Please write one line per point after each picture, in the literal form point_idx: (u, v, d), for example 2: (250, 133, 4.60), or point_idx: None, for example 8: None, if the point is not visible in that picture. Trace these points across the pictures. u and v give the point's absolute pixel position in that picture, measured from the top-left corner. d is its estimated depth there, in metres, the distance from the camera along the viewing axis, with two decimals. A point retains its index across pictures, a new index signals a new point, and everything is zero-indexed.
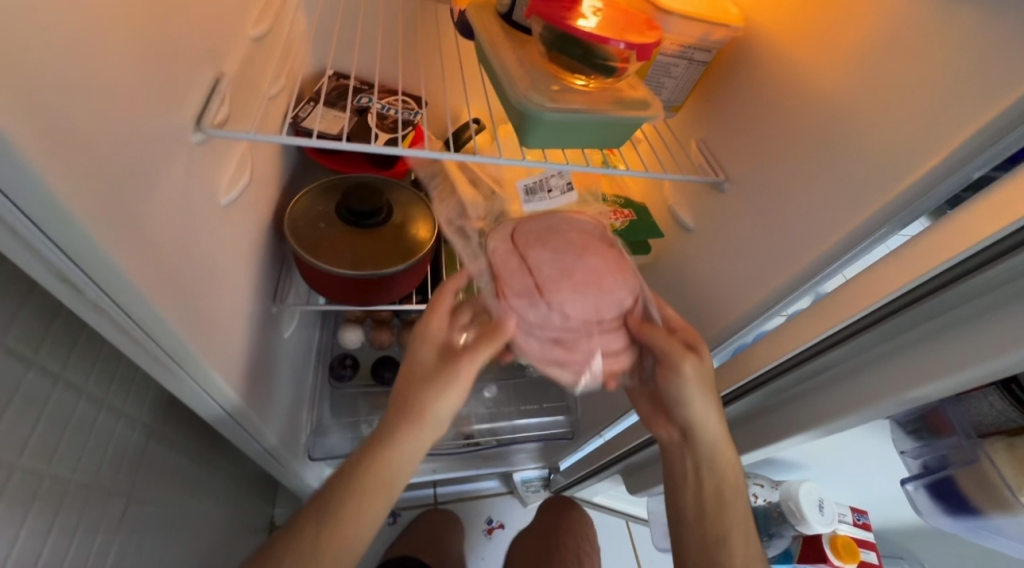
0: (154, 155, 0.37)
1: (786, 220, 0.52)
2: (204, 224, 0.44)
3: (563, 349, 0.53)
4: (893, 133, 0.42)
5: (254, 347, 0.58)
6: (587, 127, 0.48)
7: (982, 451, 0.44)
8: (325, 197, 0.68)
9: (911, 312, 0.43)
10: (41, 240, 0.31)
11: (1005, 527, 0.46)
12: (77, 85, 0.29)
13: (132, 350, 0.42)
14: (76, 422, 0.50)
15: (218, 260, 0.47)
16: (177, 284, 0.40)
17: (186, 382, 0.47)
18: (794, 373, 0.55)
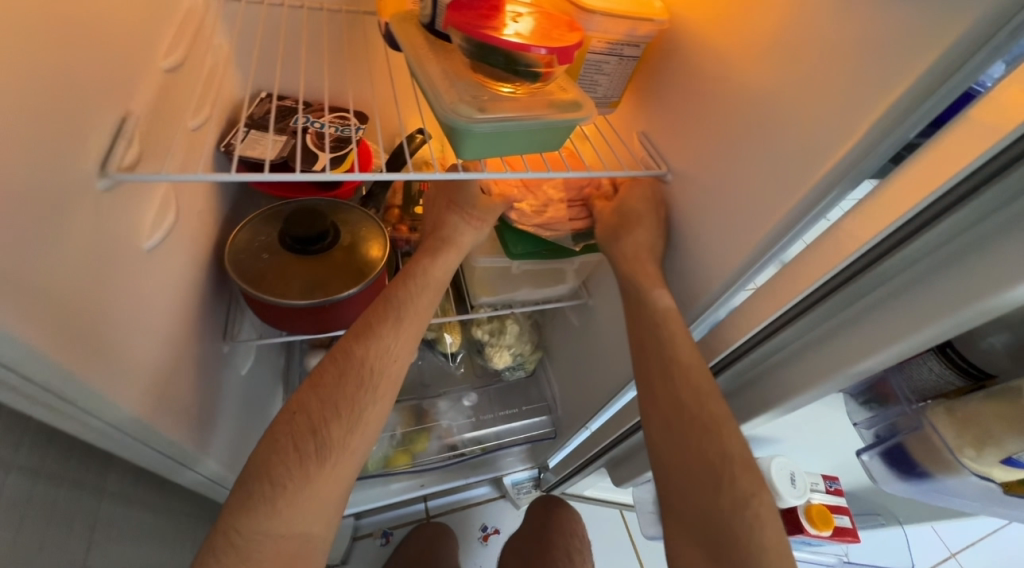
0: (50, 205, 0.34)
1: (728, 206, 0.53)
2: (119, 273, 0.42)
3: (537, 217, 0.68)
4: (814, 117, 0.43)
5: (193, 385, 0.54)
6: (520, 133, 0.47)
7: (926, 418, 0.46)
8: (267, 226, 0.65)
9: (872, 273, 0.43)
10: None
11: (953, 487, 0.48)
12: None
13: (46, 415, 0.39)
14: (10, 497, 0.46)
15: (140, 304, 0.44)
16: (83, 334, 0.37)
17: (93, 428, 0.42)
18: (762, 347, 0.55)
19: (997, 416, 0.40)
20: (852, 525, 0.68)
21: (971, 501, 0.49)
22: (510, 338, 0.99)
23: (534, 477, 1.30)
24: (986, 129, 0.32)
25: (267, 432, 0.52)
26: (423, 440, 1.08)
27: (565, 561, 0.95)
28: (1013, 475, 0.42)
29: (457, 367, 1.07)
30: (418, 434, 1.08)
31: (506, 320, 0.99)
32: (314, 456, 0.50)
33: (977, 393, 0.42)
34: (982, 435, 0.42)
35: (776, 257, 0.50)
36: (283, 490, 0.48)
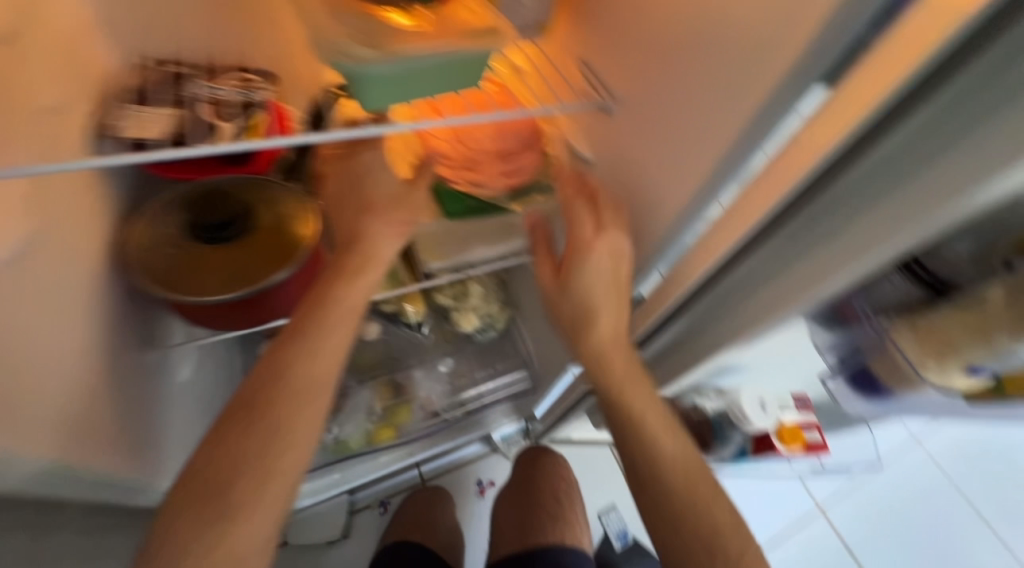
0: None
1: (675, 135, 0.49)
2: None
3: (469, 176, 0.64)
4: (759, 14, 0.37)
5: (106, 408, 0.50)
6: (427, 73, 0.40)
7: (887, 336, 0.46)
8: (171, 213, 0.57)
9: (827, 191, 0.40)
10: None
11: (912, 395, 0.50)
12: None
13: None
14: None
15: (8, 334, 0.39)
16: None
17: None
18: (721, 279, 0.53)
19: (962, 329, 0.40)
20: (823, 438, 0.72)
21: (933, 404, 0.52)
22: (475, 298, 0.97)
23: (522, 429, 1.31)
24: (952, 8, 0.28)
25: (210, 451, 0.50)
26: (404, 412, 1.07)
27: (553, 503, 0.97)
28: (966, 382, 0.45)
29: (427, 337, 1.01)
30: (399, 406, 1.07)
31: (472, 283, 0.96)
32: (260, 464, 0.50)
33: (941, 304, 0.42)
34: (942, 349, 0.42)
35: (727, 184, 0.47)
36: (235, 506, 0.48)
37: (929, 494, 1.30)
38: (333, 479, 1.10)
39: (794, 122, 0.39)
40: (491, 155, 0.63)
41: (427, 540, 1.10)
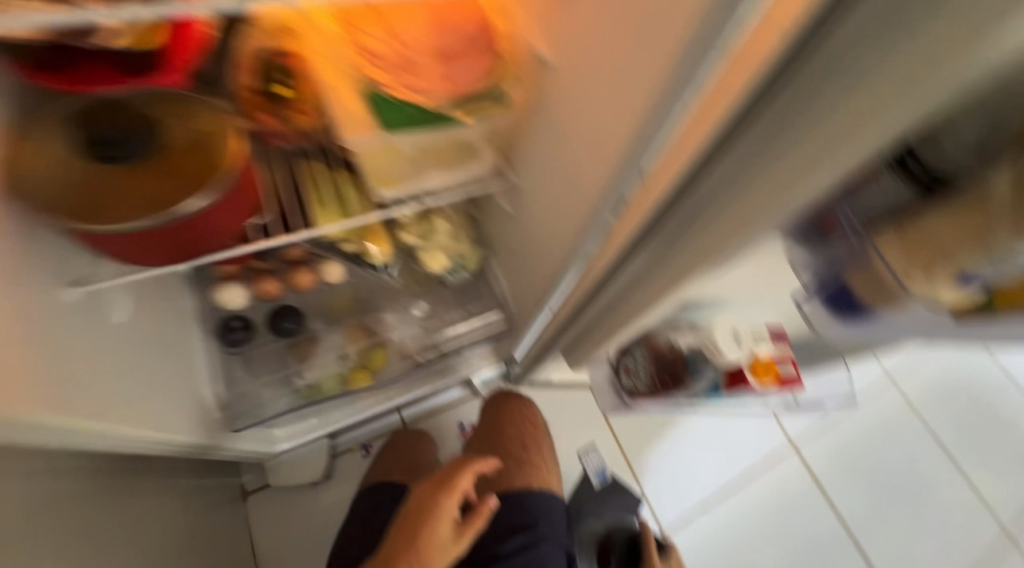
0: None
1: (626, 46, 0.41)
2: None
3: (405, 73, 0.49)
4: None
5: (55, 354, 0.48)
6: None
7: (870, 248, 0.42)
8: (57, 129, 0.48)
9: (774, 106, 0.33)
10: None
11: (906, 314, 0.45)
12: None
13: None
14: None
15: None
16: None
17: None
18: (680, 209, 0.46)
19: (954, 232, 0.36)
20: (796, 372, 0.72)
21: (909, 332, 0.49)
22: (441, 238, 0.90)
23: (502, 372, 1.32)
24: None
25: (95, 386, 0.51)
26: (382, 356, 1.03)
27: (519, 448, 0.99)
28: (956, 295, 0.39)
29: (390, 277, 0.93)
30: (375, 351, 1.01)
31: (437, 218, 0.90)
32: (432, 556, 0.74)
33: (937, 207, 0.37)
34: (936, 255, 0.37)
35: (710, 50, 0.34)
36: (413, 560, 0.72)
37: (866, 415, 1.46)
38: (311, 425, 1.09)
39: (749, 11, 0.31)
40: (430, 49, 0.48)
41: (410, 477, 1.09)
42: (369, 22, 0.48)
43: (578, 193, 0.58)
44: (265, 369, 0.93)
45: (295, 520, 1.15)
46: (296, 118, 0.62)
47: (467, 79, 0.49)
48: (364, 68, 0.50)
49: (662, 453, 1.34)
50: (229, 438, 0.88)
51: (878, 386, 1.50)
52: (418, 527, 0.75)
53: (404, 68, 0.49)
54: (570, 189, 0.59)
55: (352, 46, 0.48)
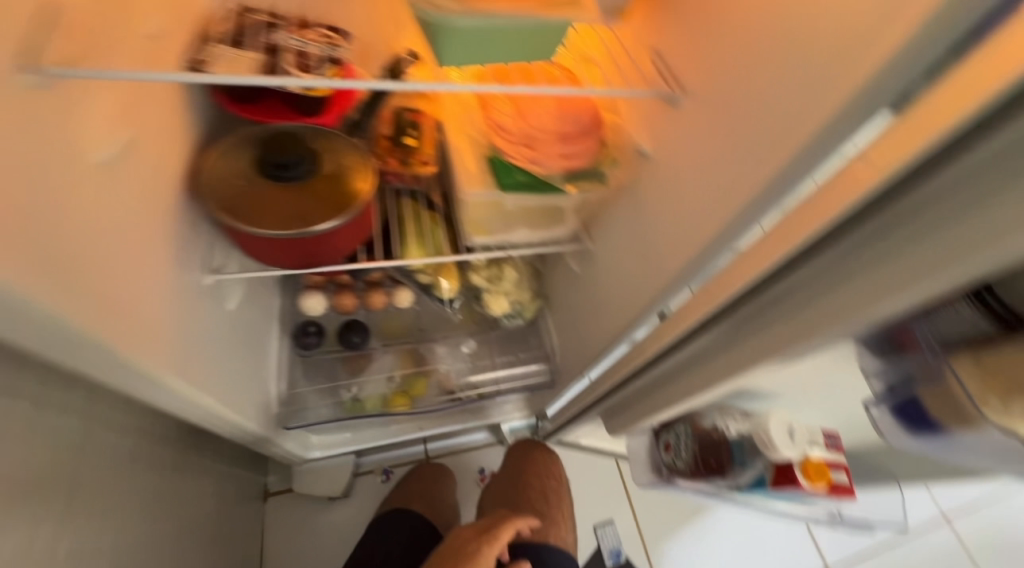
0: None
1: (727, 150, 0.47)
2: (45, 167, 0.35)
3: (525, 145, 0.58)
4: (838, 24, 0.34)
5: (184, 324, 0.56)
6: (506, 42, 0.41)
7: (947, 367, 0.39)
8: (240, 151, 0.61)
9: (873, 221, 0.38)
10: None
11: (989, 441, 0.40)
12: None
13: (20, 343, 0.36)
14: (49, 435, 0.51)
15: (109, 246, 0.42)
16: (71, 276, 0.37)
17: (97, 367, 0.43)
18: (756, 299, 0.50)
19: None
20: (847, 482, 0.68)
21: (992, 456, 0.44)
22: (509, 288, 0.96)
23: (531, 425, 1.32)
24: None
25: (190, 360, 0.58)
26: (422, 385, 1.05)
27: (540, 501, 0.98)
28: None
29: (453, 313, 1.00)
30: (417, 380, 1.04)
31: (507, 266, 0.96)
32: None
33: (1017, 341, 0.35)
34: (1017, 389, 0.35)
35: (814, 167, 0.39)
36: None
37: (914, 555, 1.32)
38: (343, 439, 1.13)
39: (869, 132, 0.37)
40: (551, 131, 0.58)
41: (427, 510, 1.10)
42: (504, 104, 0.60)
43: (652, 267, 0.63)
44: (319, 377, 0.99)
45: (305, 532, 1.16)
46: (417, 166, 0.74)
47: (577, 156, 0.58)
48: (493, 136, 0.60)
49: (682, 546, 1.26)
50: (276, 434, 0.93)
51: (931, 525, 1.35)
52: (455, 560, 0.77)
53: (529, 141, 0.58)
54: (644, 261, 0.64)
55: (485, 119, 0.61)
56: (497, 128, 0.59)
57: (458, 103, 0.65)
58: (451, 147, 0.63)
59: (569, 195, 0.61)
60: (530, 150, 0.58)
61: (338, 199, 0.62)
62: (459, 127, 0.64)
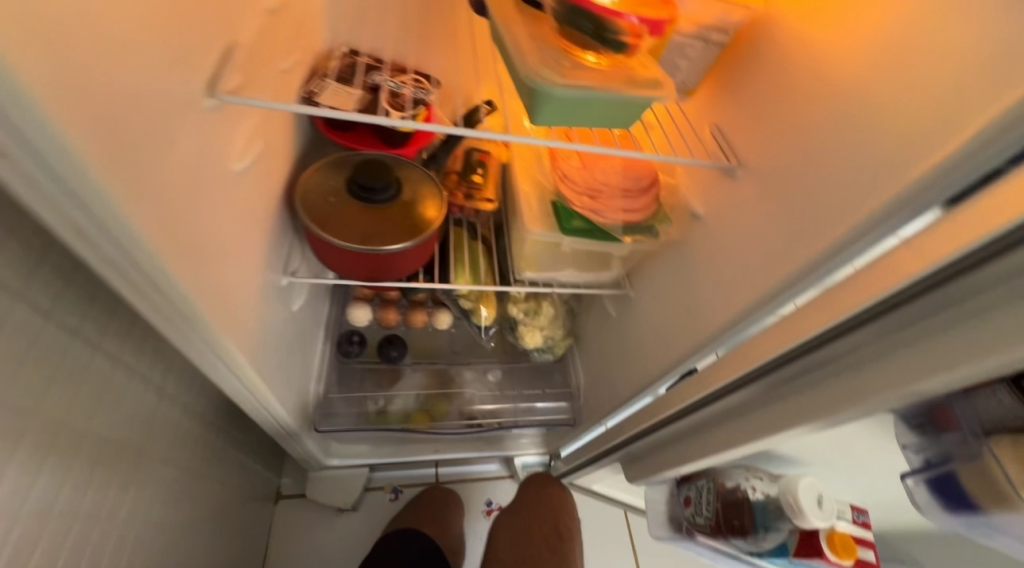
0: (165, 128, 0.36)
1: (780, 222, 0.51)
2: (207, 172, 0.42)
3: (588, 196, 0.65)
4: (897, 128, 0.39)
5: (262, 318, 0.61)
6: (594, 108, 0.47)
7: (986, 448, 0.41)
8: (334, 172, 0.68)
9: (916, 304, 0.41)
10: (74, 209, 0.30)
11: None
12: (155, 122, 0.34)
13: (148, 313, 0.42)
14: (131, 403, 0.56)
15: (229, 241, 0.48)
16: (203, 262, 0.43)
17: (197, 344, 0.49)
18: (797, 363, 0.52)
19: None
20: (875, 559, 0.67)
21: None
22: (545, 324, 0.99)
23: (544, 463, 1.31)
24: None
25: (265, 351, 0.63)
26: (443, 407, 1.05)
27: (553, 538, 0.97)
28: None
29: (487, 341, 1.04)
30: (437, 402, 1.05)
31: (545, 302, 1.00)
32: None
33: None
34: None
35: (865, 247, 0.43)
36: None
37: None
38: (361, 450, 1.15)
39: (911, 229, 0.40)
40: (612, 188, 0.65)
41: (435, 535, 1.10)
42: (573, 157, 0.67)
43: (691, 319, 0.66)
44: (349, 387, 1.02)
45: (310, 541, 1.16)
46: (480, 202, 0.80)
47: (635, 210, 0.64)
48: (559, 184, 0.66)
49: None
50: (304, 435, 0.95)
51: None
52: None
53: (592, 193, 0.65)
54: (684, 314, 0.67)
55: (552, 168, 0.68)
56: (564, 177, 0.66)
57: (527, 152, 0.73)
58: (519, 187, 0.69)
59: (624, 245, 0.66)
60: (592, 200, 0.65)
61: (412, 222, 0.69)
62: (527, 171, 0.71)
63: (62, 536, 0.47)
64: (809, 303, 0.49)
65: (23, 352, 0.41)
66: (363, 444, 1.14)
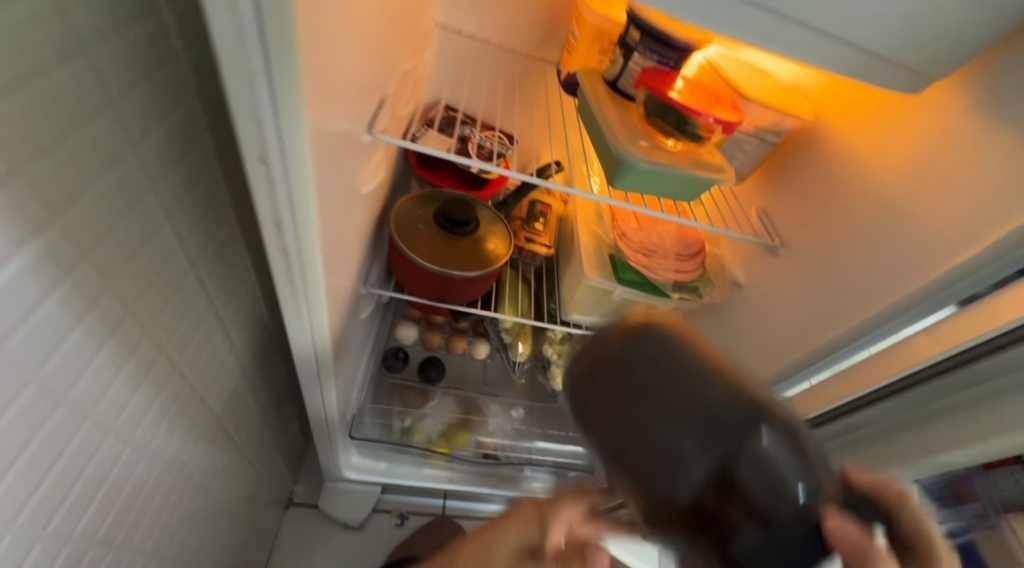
0: (345, 156, 0.45)
1: (816, 299, 0.57)
2: (352, 192, 0.52)
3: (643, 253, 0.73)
4: (930, 232, 0.47)
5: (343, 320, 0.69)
6: (669, 181, 0.57)
7: (1005, 521, 0.45)
8: (424, 204, 0.79)
9: (940, 382, 0.46)
10: (286, 213, 0.39)
11: None
12: (342, 152, 0.44)
13: (283, 297, 0.50)
14: (226, 378, 0.62)
15: (347, 249, 0.57)
16: (334, 263, 0.51)
17: (303, 331, 0.56)
18: (828, 428, 0.56)
19: None
20: None
21: None
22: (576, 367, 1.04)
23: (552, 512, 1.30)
24: None
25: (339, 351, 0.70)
26: (464, 437, 1.08)
27: None
28: None
29: (518, 376, 1.09)
30: (459, 432, 1.08)
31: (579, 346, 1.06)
32: None
33: None
34: None
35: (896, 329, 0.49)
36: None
37: None
38: (378, 469, 1.17)
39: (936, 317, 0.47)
40: (664, 250, 0.74)
41: None
42: (632, 219, 0.76)
43: None
44: (383, 400, 1.07)
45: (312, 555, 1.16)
46: (539, 246, 0.90)
47: (684, 271, 0.72)
48: (617, 239, 0.75)
49: None
50: (340, 440, 1.00)
51: None
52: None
53: (647, 252, 0.73)
54: None
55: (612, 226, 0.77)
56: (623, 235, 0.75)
57: (588, 208, 0.82)
58: (581, 238, 0.79)
59: (670, 301, 0.74)
60: (647, 258, 0.73)
61: (483, 255, 0.78)
62: (589, 225, 0.80)
63: (156, 484, 0.52)
64: (842, 373, 0.54)
65: (182, 315, 0.49)
66: (382, 462, 1.16)
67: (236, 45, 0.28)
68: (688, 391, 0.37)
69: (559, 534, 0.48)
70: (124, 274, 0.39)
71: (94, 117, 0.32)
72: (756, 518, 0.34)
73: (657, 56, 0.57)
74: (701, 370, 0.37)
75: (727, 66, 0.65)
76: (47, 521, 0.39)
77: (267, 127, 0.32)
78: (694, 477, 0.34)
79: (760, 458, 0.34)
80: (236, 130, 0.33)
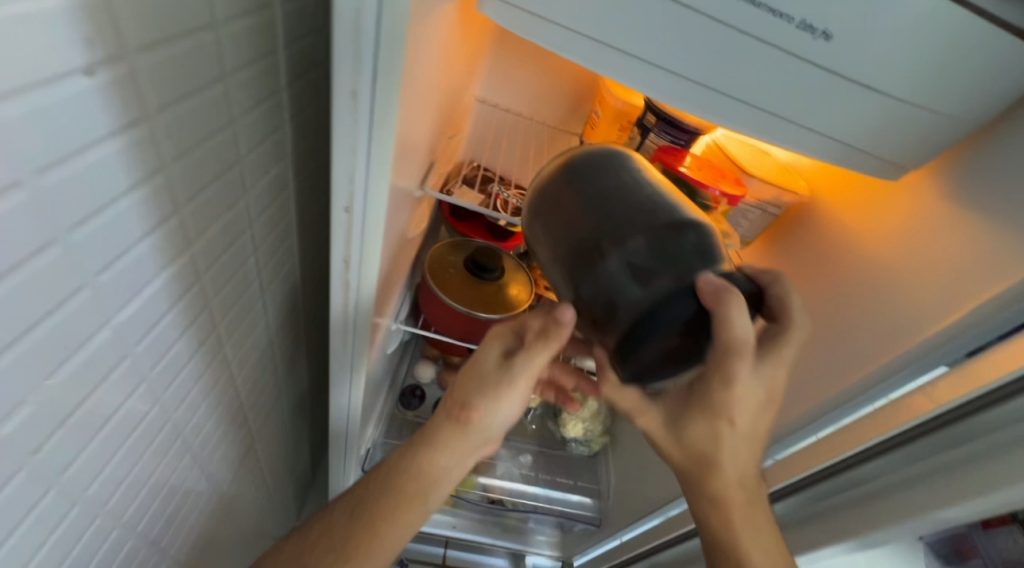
0: (403, 208, 0.53)
1: (817, 356, 0.62)
2: (402, 239, 0.60)
3: None
4: (916, 297, 0.52)
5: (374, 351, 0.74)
6: None
7: None
8: (455, 251, 0.87)
9: (936, 438, 0.49)
10: (354, 252, 0.46)
11: None
12: (402, 205, 0.52)
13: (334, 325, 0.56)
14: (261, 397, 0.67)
15: (389, 286, 0.64)
16: (380, 298, 0.58)
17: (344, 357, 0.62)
18: (829, 483, 0.57)
19: None
20: None
21: None
22: (587, 415, 1.06)
23: None
24: None
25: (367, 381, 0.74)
26: (471, 479, 1.09)
27: None
28: None
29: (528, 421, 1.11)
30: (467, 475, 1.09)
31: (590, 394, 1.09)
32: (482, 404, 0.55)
33: None
34: None
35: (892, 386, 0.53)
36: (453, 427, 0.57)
37: None
38: None
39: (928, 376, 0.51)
40: None
41: None
42: None
43: None
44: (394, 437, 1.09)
45: None
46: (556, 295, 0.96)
47: None
48: None
49: None
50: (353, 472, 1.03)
51: None
52: (437, 447, 0.58)
53: None
54: None
55: None
56: None
57: None
58: None
59: None
60: None
61: (506, 299, 0.84)
62: None
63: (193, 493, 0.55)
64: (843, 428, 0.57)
65: (243, 335, 0.55)
66: None
67: (350, 123, 0.36)
68: (626, 209, 0.49)
69: (533, 325, 0.53)
70: (216, 296, 0.46)
71: (224, 173, 0.41)
72: (660, 276, 0.46)
73: (670, 136, 0.67)
74: (643, 196, 0.51)
75: (732, 146, 0.74)
76: (112, 512, 0.42)
77: (357, 184, 0.40)
78: (609, 256, 0.47)
79: (666, 247, 0.47)
80: (331, 186, 0.41)
